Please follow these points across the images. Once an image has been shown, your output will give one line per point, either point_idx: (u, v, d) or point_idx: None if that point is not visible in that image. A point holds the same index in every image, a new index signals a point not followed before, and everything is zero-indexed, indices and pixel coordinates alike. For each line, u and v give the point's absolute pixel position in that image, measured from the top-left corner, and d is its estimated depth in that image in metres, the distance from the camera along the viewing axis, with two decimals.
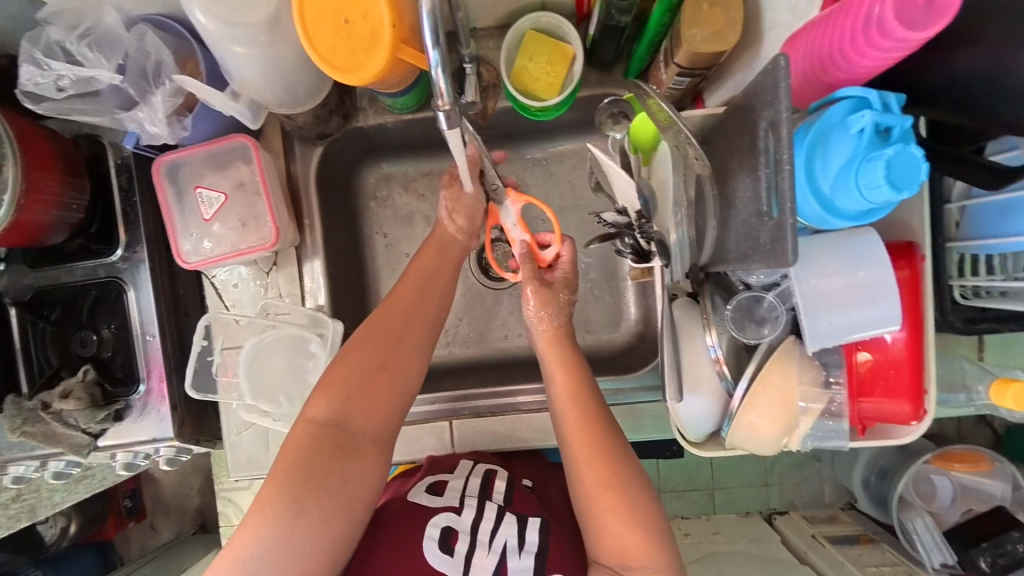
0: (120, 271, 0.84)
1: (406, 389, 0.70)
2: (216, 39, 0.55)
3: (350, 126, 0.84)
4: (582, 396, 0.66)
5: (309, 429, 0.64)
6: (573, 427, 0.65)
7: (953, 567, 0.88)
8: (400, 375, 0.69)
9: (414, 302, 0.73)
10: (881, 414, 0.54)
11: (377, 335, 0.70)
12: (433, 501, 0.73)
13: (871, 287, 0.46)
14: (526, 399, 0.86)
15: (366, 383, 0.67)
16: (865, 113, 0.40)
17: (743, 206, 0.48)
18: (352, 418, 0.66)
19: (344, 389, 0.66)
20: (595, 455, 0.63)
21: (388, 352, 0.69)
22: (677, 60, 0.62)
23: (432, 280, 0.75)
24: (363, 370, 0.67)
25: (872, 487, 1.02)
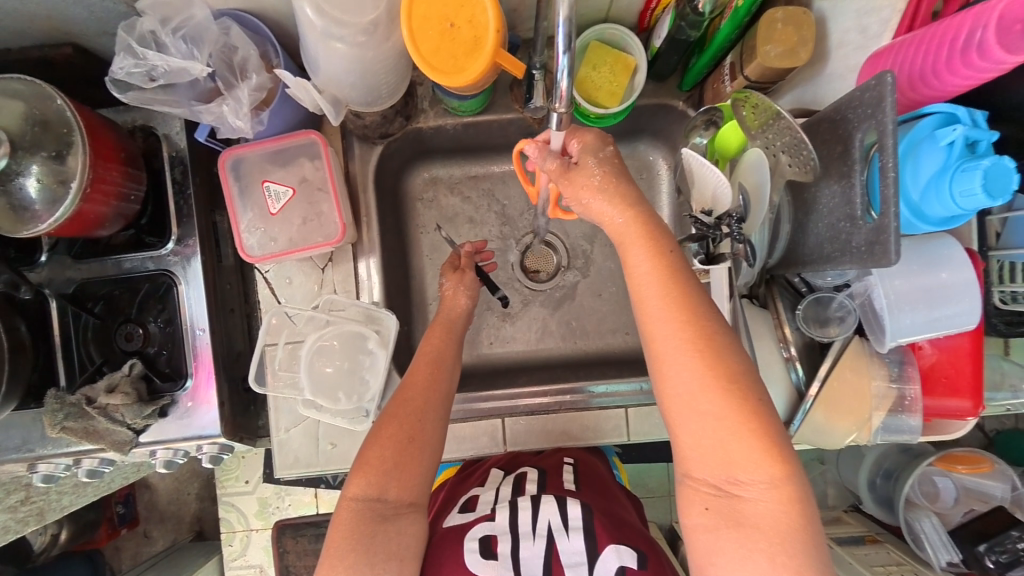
0: (170, 265, 0.83)
1: (434, 452, 0.66)
2: (319, 35, 0.56)
3: (410, 127, 0.86)
4: (690, 300, 0.51)
5: (347, 518, 0.60)
6: (682, 336, 0.51)
7: (958, 565, 0.92)
8: (429, 443, 0.65)
9: (431, 374, 0.70)
10: (941, 410, 0.59)
11: (401, 411, 0.66)
12: (467, 517, 0.70)
13: (954, 288, 0.53)
14: (545, 399, 0.87)
15: (398, 458, 0.63)
16: (957, 126, 0.44)
17: (829, 211, 0.52)
18: (388, 497, 0.62)
19: (377, 466, 0.62)
20: (709, 370, 0.50)
21: (415, 425, 0.65)
22: (745, 73, 0.66)
23: (444, 352, 0.73)
24: (393, 447, 0.63)
25: (877, 488, 1.08)
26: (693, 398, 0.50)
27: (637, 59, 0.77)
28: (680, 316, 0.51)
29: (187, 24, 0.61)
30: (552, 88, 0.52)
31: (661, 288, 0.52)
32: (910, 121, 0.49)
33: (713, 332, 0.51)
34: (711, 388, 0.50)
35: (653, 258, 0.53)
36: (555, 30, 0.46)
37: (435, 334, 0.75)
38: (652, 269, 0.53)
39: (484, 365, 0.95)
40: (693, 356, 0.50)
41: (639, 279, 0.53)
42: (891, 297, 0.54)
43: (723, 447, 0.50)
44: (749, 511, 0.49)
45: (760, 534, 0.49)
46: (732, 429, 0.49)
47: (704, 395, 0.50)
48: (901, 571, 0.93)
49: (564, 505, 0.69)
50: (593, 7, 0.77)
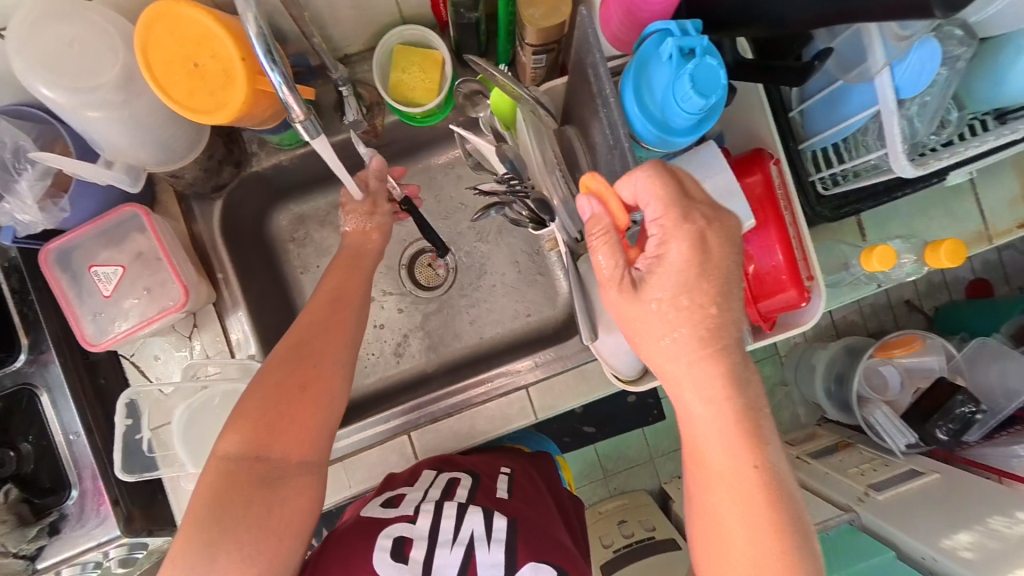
0: (28, 376, 0.79)
1: (332, 405, 0.64)
2: (68, 110, 0.55)
3: (244, 173, 0.84)
4: (729, 350, 0.46)
5: (214, 479, 0.58)
6: (708, 391, 0.47)
7: (918, 445, 0.95)
8: (322, 397, 0.63)
9: (326, 323, 0.67)
10: (776, 307, 0.60)
11: (288, 359, 0.63)
12: (387, 512, 0.69)
13: (726, 191, 0.51)
14: (476, 390, 0.86)
15: (282, 409, 0.60)
16: (668, 40, 0.46)
17: (602, 148, 0.53)
18: (271, 455, 0.59)
19: (258, 417, 0.60)
20: (730, 423, 0.47)
21: (307, 370, 0.63)
22: (529, 41, 0.67)
23: (349, 291, 0.71)
24: (279, 393, 0.61)
25: (833, 395, 1.09)
26: (726, 473, 0.47)
27: (443, 52, 0.78)
28: (710, 368, 0.46)
29: None
30: (284, 104, 0.48)
31: (699, 357, 0.46)
32: (638, 45, 0.50)
33: (737, 386, 0.47)
34: (731, 440, 0.47)
35: (674, 326, 0.46)
36: (250, 47, 0.43)
37: (345, 274, 0.72)
38: (691, 324, 0.46)
39: (398, 382, 0.94)
40: (726, 428, 0.47)
41: (662, 320, 0.46)
42: None
43: (735, 508, 0.47)
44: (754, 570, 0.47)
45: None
46: (751, 509, 0.47)
47: (736, 472, 0.47)
48: (874, 466, 0.99)
49: (490, 514, 0.69)
50: (384, 13, 0.77)
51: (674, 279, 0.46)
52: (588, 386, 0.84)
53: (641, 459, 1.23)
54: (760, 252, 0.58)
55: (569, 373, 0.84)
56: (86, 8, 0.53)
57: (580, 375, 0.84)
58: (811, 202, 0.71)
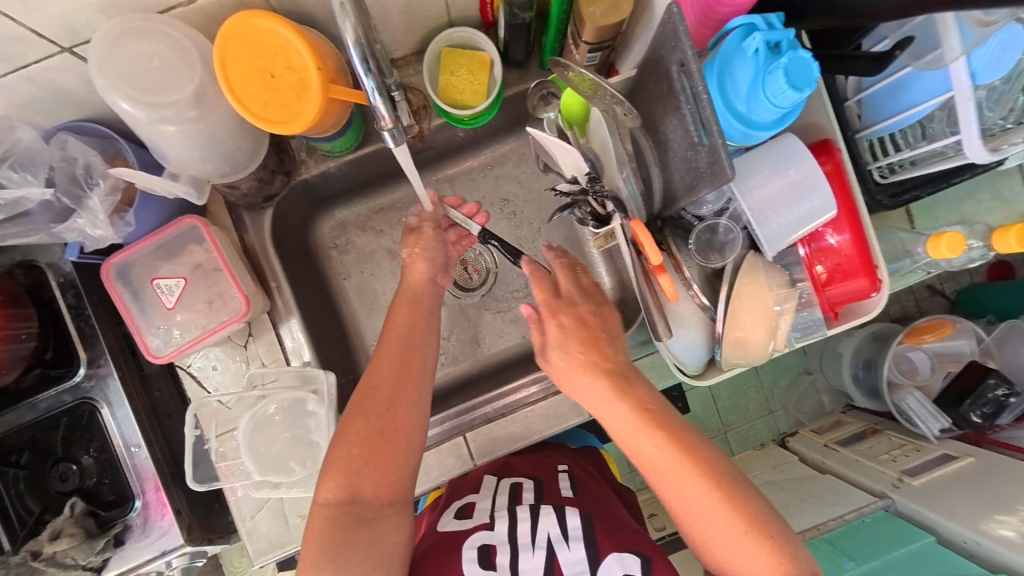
0: (87, 391, 0.79)
1: (413, 448, 0.64)
2: (145, 123, 0.56)
3: (294, 182, 0.84)
4: (616, 375, 0.62)
5: (322, 525, 0.59)
6: (619, 412, 0.61)
7: (951, 429, 0.97)
8: (405, 437, 0.63)
9: (397, 370, 0.66)
10: (847, 295, 0.61)
11: (366, 403, 0.64)
12: (463, 524, 0.68)
13: (805, 181, 0.54)
14: (525, 392, 0.88)
15: (370, 455, 0.61)
16: (755, 35, 0.47)
17: (678, 145, 0.54)
18: (364, 499, 0.60)
19: (350, 464, 0.61)
20: (651, 426, 0.60)
21: (387, 417, 0.63)
22: (585, 38, 0.68)
23: (415, 331, 0.70)
24: (366, 442, 0.62)
25: (861, 380, 1.08)
26: (665, 467, 0.59)
27: (491, 53, 0.79)
28: (610, 393, 0.62)
29: (14, 151, 0.59)
30: (372, 110, 0.51)
31: (597, 385, 0.62)
32: (719, 41, 0.52)
33: (639, 397, 0.61)
34: (662, 440, 0.60)
35: (583, 364, 0.62)
36: (348, 56, 0.46)
37: (413, 316, 0.71)
38: (583, 365, 0.62)
39: (445, 385, 0.95)
40: (646, 430, 0.60)
41: (567, 372, 0.64)
42: (761, 207, 0.56)
43: (698, 494, 0.58)
44: (728, 534, 0.57)
45: (746, 543, 0.57)
46: (694, 484, 0.58)
47: (667, 461, 0.59)
48: (904, 451, 0.98)
49: (564, 517, 0.68)
50: (432, 16, 0.77)
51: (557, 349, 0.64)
52: None
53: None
54: (828, 243, 0.59)
55: None
56: (161, 23, 0.53)
57: None
58: (869, 190, 0.72)
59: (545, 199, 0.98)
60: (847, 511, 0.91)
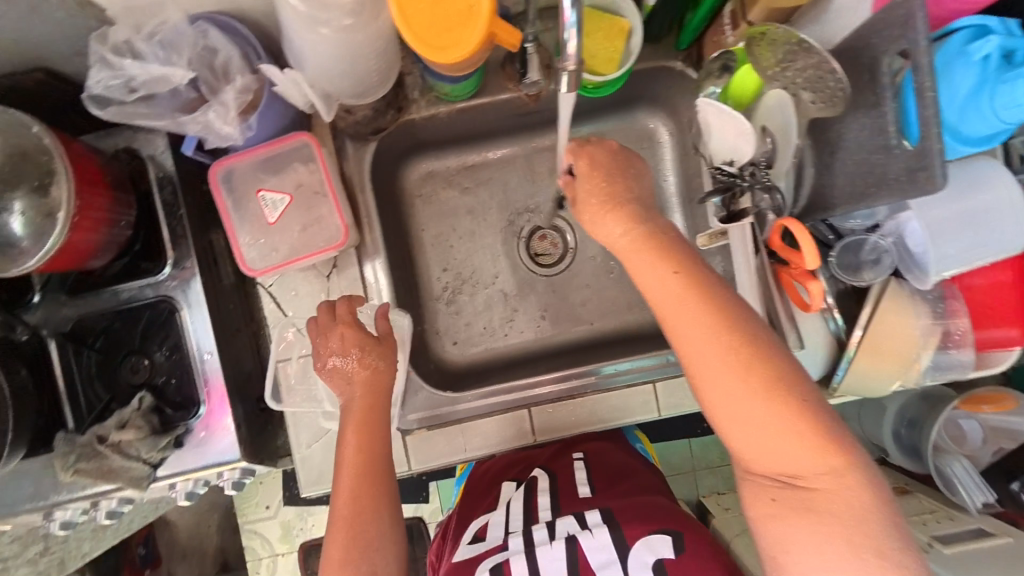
0: (170, 290, 0.79)
1: (391, 529, 0.65)
2: (305, 22, 0.53)
3: (402, 119, 0.82)
4: (637, 210, 0.57)
5: None
6: (629, 244, 0.56)
7: (993, 506, 0.89)
8: (378, 527, 0.64)
9: (364, 470, 0.66)
10: (993, 341, 0.57)
11: (340, 504, 0.65)
12: (476, 549, 0.68)
13: (994, 207, 0.52)
14: (546, 388, 0.84)
15: (352, 554, 0.63)
16: (990, 39, 0.46)
17: (855, 146, 0.52)
18: None
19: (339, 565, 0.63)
20: (662, 263, 0.54)
21: (356, 517, 0.64)
22: (750, 18, 0.61)
23: (374, 418, 0.67)
24: (349, 539, 0.63)
25: (903, 438, 1.00)
26: (694, 337, 0.52)
27: (631, 20, 0.73)
28: (629, 222, 0.56)
29: (162, 30, 0.58)
30: (562, 47, 0.49)
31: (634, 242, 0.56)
32: (940, 39, 0.50)
33: (673, 257, 0.54)
34: (676, 280, 0.53)
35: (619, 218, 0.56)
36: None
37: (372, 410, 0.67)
38: (604, 202, 0.57)
39: (505, 356, 0.93)
40: (679, 293, 0.53)
41: (585, 214, 0.58)
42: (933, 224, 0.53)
43: (703, 343, 0.51)
44: (735, 396, 0.51)
45: (761, 405, 0.50)
46: (729, 360, 0.51)
47: (699, 330, 0.52)
48: (938, 518, 0.88)
49: (582, 514, 0.68)
50: None
51: (583, 182, 0.58)
52: None
53: (683, 468, 1.17)
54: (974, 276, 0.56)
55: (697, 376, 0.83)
56: None
57: None
58: None
59: None
60: None
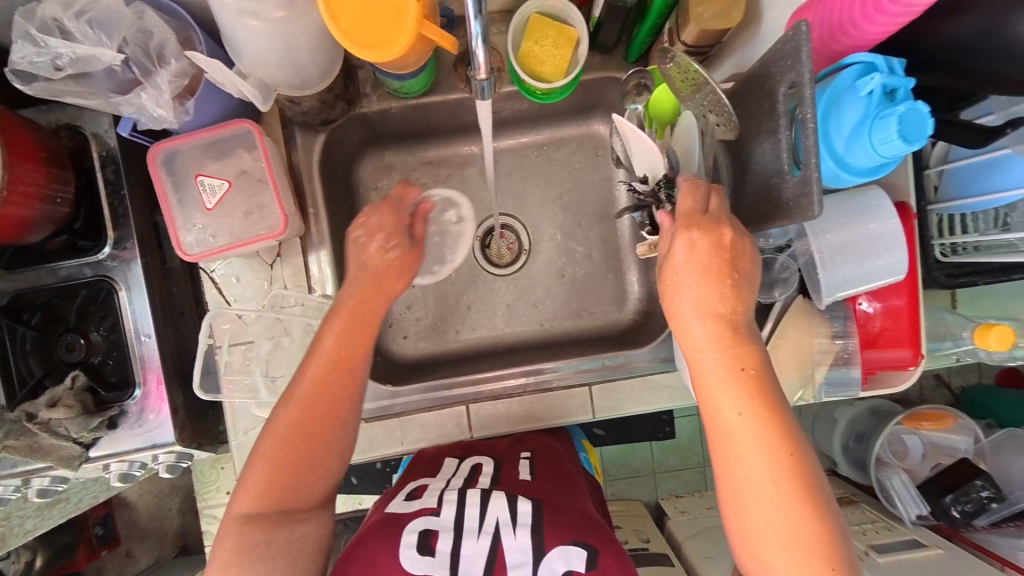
0: (108, 270, 0.79)
1: (343, 437, 0.63)
2: (232, 12, 0.54)
3: (353, 112, 0.82)
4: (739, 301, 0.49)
5: (231, 546, 0.57)
6: (716, 337, 0.49)
7: (927, 518, 0.94)
8: (330, 443, 0.62)
9: (310, 437, 0.61)
10: (885, 362, 0.60)
11: (311, 397, 0.62)
12: (408, 507, 0.67)
13: (884, 237, 0.53)
14: (512, 381, 0.86)
15: (295, 455, 0.61)
16: (874, 76, 0.44)
17: (760, 169, 0.51)
18: (282, 506, 0.60)
19: (278, 470, 0.60)
20: (739, 371, 0.49)
21: (313, 422, 0.62)
22: (683, 39, 0.65)
23: (369, 319, 0.66)
24: (293, 444, 0.61)
25: (851, 450, 1.04)
26: (749, 449, 0.48)
27: (579, 30, 0.75)
28: (721, 309, 0.49)
29: (92, 8, 0.57)
30: (471, 57, 0.53)
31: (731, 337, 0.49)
32: (830, 75, 0.48)
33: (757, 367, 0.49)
34: (764, 401, 0.49)
35: (705, 296, 0.49)
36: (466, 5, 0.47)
37: (334, 386, 0.63)
38: (701, 275, 0.49)
39: (452, 352, 0.94)
40: (757, 406, 0.49)
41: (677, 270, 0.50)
42: (829, 252, 0.53)
43: (760, 459, 0.48)
44: (771, 524, 0.47)
45: (798, 532, 0.47)
46: (778, 480, 0.48)
47: (761, 444, 0.48)
48: (876, 527, 0.96)
49: (515, 501, 0.67)
50: None
51: (681, 247, 0.49)
52: (651, 396, 0.86)
53: (642, 471, 1.21)
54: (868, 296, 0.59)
55: (636, 381, 0.85)
56: None
57: (647, 384, 0.86)
58: (928, 266, 0.69)
59: (594, 195, 0.96)
60: None
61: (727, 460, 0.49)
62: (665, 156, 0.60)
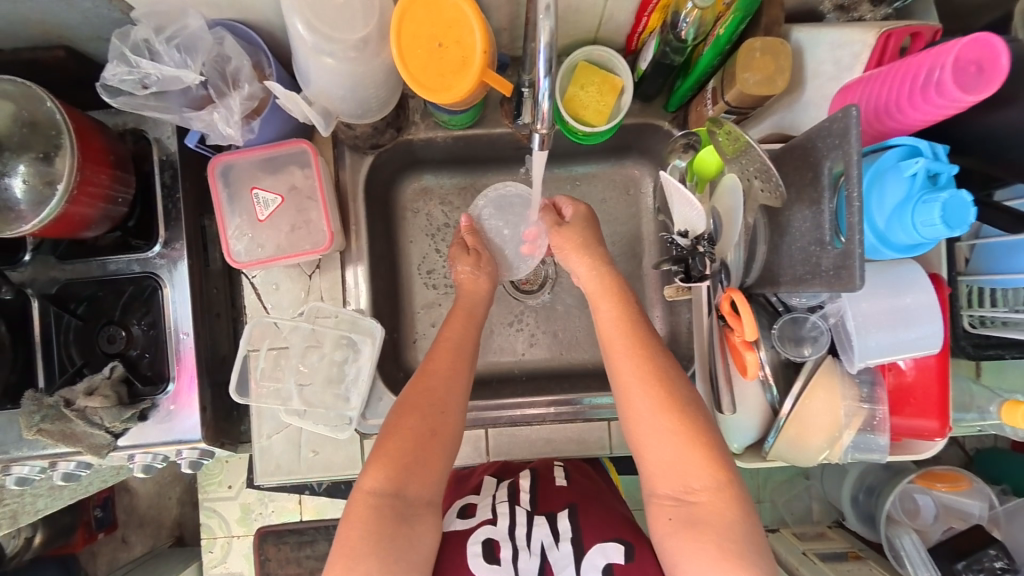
0: (155, 267, 0.82)
1: (455, 443, 0.65)
2: (310, 50, 0.58)
3: (400, 139, 0.86)
4: (630, 314, 0.66)
5: (366, 518, 0.57)
6: (613, 341, 0.64)
7: None
8: (453, 435, 0.64)
9: (421, 438, 0.62)
10: (910, 429, 0.60)
11: (422, 402, 0.64)
12: (468, 522, 0.69)
13: (917, 310, 0.54)
14: (541, 410, 0.87)
15: (420, 450, 0.61)
16: (919, 159, 0.46)
17: (801, 235, 0.52)
18: (408, 494, 0.60)
19: (399, 457, 0.61)
20: (647, 374, 0.61)
21: (437, 418, 0.63)
22: (726, 98, 0.68)
23: (466, 346, 0.71)
24: (414, 441, 0.62)
25: (860, 503, 1.01)
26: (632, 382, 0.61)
27: (624, 79, 0.78)
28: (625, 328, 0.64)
29: (181, 34, 0.62)
30: (535, 107, 0.56)
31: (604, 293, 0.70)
32: (874, 153, 0.51)
33: (627, 312, 0.66)
34: (630, 340, 0.63)
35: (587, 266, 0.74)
36: (536, 56, 0.50)
37: (431, 450, 0.62)
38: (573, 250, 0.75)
39: None
40: (625, 342, 0.63)
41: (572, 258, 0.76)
42: (861, 320, 0.55)
43: (642, 392, 0.60)
44: (662, 446, 0.58)
45: (678, 444, 0.57)
46: (655, 405, 0.59)
47: (639, 377, 0.61)
48: None
49: (553, 518, 0.69)
50: (583, 29, 0.79)
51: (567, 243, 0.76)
52: None
53: None
54: (896, 363, 0.59)
55: None
56: None
57: None
58: (955, 334, 0.70)
59: (623, 231, 0.98)
60: None
61: (623, 395, 0.61)
62: (708, 215, 0.65)
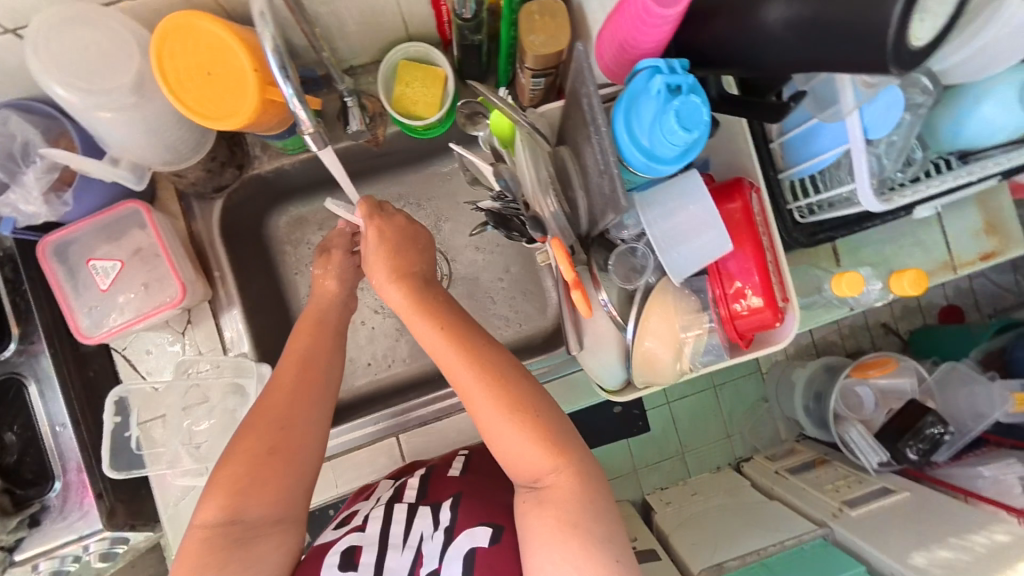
0: (16, 366, 0.78)
1: (306, 464, 0.62)
2: (80, 109, 0.57)
3: (246, 175, 0.84)
4: (449, 318, 0.60)
5: (197, 548, 0.56)
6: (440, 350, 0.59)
7: (889, 463, 0.93)
8: (297, 457, 0.61)
9: (263, 466, 0.59)
10: (753, 325, 0.62)
11: (264, 419, 0.62)
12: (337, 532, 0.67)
13: (706, 215, 0.58)
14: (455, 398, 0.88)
15: (256, 473, 0.59)
16: (657, 77, 0.50)
17: (593, 171, 0.56)
18: (246, 518, 0.58)
19: (232, 485, 0.58)
20: (482, 374, 0.58)
21: (279, 433, 0.61)
22: (527, 65, 0.70)
23: (319, 357, 0.67)
24: (250, 463, 0.59)
25: (813, 412, 1.04)
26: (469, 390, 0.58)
27: (445, 69, 0.80)
28: (445, 336, 0.59)
29: None
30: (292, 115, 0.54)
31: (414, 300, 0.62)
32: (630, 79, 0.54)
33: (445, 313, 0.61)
34: (456, 346, 0.59)
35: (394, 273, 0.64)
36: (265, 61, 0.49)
37: (264, 474, 0.59)
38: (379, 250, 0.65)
39: (389, 386, 0.94)
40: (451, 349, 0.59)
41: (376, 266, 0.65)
42: (666, 235, 0.58)
43: (481, 396, 0.57)
44: (510, 444, 0.57)
45: (523, 440, 0.56)
46: (494, 408, 0.57)
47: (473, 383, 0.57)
48: (848, 483, 0.94)
49: (437, 508, 0.67)
50: (392, 30, 0.81)
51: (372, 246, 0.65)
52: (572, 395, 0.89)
53: (626, 471, 1.11)
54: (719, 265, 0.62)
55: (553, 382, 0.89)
56: (106, 14, 0.55)
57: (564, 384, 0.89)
58: (788, 228, 0.76)
59: None
60: (770, 544, 0.85)
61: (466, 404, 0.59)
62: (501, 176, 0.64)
